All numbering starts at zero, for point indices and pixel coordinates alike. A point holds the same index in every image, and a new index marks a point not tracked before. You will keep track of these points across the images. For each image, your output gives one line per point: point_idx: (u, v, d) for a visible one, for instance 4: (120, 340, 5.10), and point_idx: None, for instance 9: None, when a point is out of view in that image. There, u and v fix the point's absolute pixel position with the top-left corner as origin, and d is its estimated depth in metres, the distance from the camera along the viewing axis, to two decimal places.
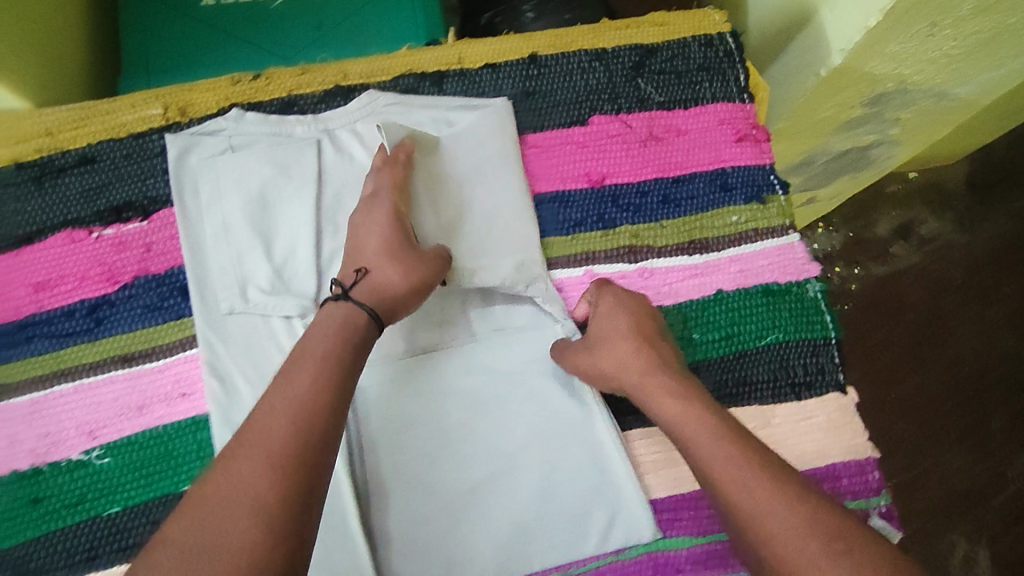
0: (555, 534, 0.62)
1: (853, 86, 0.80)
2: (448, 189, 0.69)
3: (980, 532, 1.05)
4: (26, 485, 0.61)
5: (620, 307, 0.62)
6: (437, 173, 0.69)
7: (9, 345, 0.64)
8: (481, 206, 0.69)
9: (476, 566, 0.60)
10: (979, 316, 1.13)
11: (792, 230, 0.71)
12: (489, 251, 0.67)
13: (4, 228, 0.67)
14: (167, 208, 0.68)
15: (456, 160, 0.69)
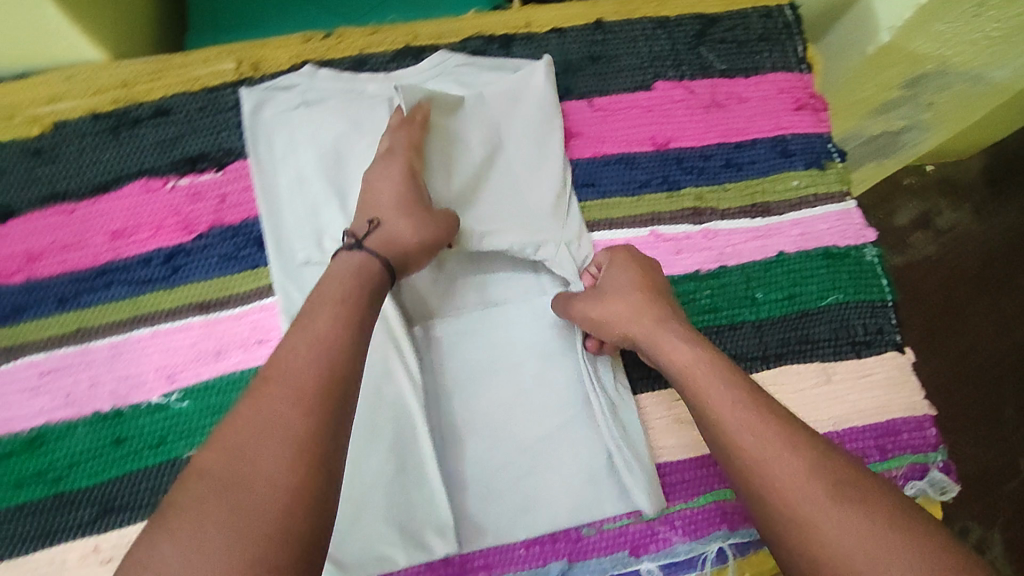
0: (611, 486, 0.62)
1: (898, 62, 0.69)
2: (461, 152, 0.66)
3: (993, 517, 0.95)
4: (108, 426, 0.62)
5: (628, 265, 0.63)
6: (452, 135, 0.66)
7: (88, 290, 0.65)
8: (493, 172, 0.67)
9: (543, 513, 0.62)
10: (1018, 304, 1.03)
11: (849, 197, 0.73)
12: (502, 217, 0.66)
13: (82, 176, 0.67)
14: (241, 160, 0.69)
15: (471, 123, 0.67)
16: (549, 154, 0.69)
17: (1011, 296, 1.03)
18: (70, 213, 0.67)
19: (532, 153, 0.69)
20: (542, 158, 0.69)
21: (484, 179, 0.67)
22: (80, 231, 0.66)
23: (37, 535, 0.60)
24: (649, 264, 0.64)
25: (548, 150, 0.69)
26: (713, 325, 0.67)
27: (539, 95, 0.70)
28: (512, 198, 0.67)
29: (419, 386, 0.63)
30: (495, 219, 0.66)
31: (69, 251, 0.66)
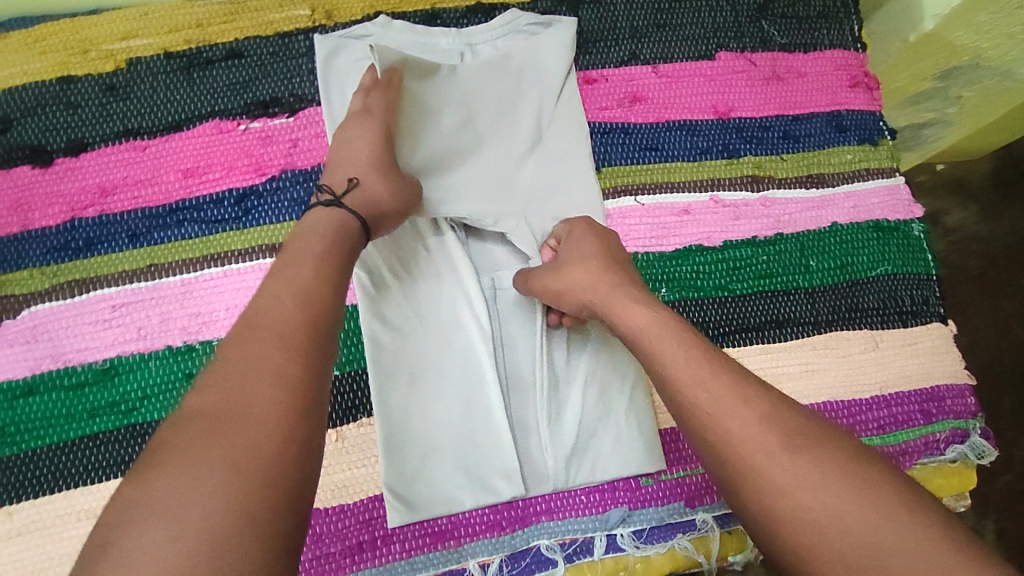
0: (611, 452, 0.63)
1: (937, 52, 0.75)
2: (431, 119, 0.67)
3: (985, 505, 0.97)
4: (179, 360, 0.63)
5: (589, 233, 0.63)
6: (424, 102, 0.67)
7: (160, 227, 0.66)
8: (462, 142, 0.69)
9: (533, 478, 0.62)
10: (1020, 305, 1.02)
11: (899, 173, 0.75)
12: (469, 187, 0.68)
13: (155, 114, 0.68)
14: (313, 107, 0.70)
15: (451, 91, 0.68)
16: (528, 131, 0.71)
17: (1013, 295, 1.03)
18: (143, 149, 0.68)
19: (509, 129, 0.71)
20: (518, 135, 0.71)
21: (458, 148, 0.68)
22: (152, 167, 0.67)
23: (108, 464, 0.60)
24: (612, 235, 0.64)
25: (524, 127, 0.71)
26: (768, 289, 0.69)
27: (530, 65, 0.72)
28: (482, 169, 0.69)
29: (462, 342, 0.64)
30: (463, 190, 0.67)
31: (141, 187, 0.67)
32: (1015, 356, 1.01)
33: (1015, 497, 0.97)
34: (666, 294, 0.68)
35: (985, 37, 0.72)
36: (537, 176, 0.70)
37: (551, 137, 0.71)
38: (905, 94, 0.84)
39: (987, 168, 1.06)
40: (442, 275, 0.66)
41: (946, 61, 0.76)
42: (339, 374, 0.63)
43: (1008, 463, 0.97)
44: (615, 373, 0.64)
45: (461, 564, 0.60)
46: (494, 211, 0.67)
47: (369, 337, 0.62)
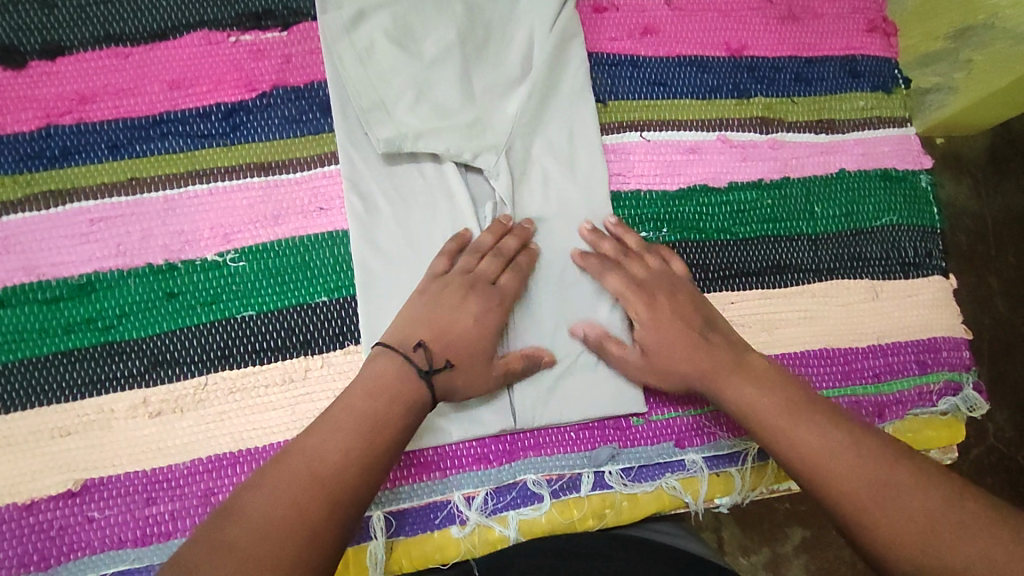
0: (584, 393, 0.60)
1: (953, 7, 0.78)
2: (416, 49, 0.66)
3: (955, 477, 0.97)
4: (160, 279, 0.60)
5: (646, 307, 0.59)
6: (408, 30, 0.66)
7: (143, 139, 0.63)
8: (445, 70, 0.65)
9: (498, 415, 0.59)
10: (1005, 281, 1.02)
11: (910, 123, 0.73)
12: (451, 117, 0.64)
13: (139, 20, 0.65)
14: (308, 22, 0.67)
15: (442, 20, 0.66)
16: (523, 63, 0.67)
17: (999, 270, 1.02)
18: (125, 56, 0.64)
19: (501, 61, 0.67)
20: (512, 67, 0.67)
21: (447, 78, 0.65)
22: (135, 76, 0.64)
23: (84, 382, 0.57)
24: (665, 272, 0.61)
25: (518, 58, 0.67)
26: (771, 234, 0.67)
27: None
28: (473, 100, 0.65)
29: None
30: (448, 119, 0.64)
31: (123, 96, 0.63)
32: (996, 331, 1.01)
33: (984, 469, 0.97)
34: (668, 234, 0.66)
35: None
36: (524, 107, 0.66)
37: (549, 71, 0.67)
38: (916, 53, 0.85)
39: (985, 144, 1.04)
40: (438, 205, 0.63)
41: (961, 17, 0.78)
42: (328, 300, 0.61)
43: (979, 436, 0.98)
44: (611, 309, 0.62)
45: (446, 496, 0.58)
46: (473, 144, 0.63)
47: (360, 267, 0.61)
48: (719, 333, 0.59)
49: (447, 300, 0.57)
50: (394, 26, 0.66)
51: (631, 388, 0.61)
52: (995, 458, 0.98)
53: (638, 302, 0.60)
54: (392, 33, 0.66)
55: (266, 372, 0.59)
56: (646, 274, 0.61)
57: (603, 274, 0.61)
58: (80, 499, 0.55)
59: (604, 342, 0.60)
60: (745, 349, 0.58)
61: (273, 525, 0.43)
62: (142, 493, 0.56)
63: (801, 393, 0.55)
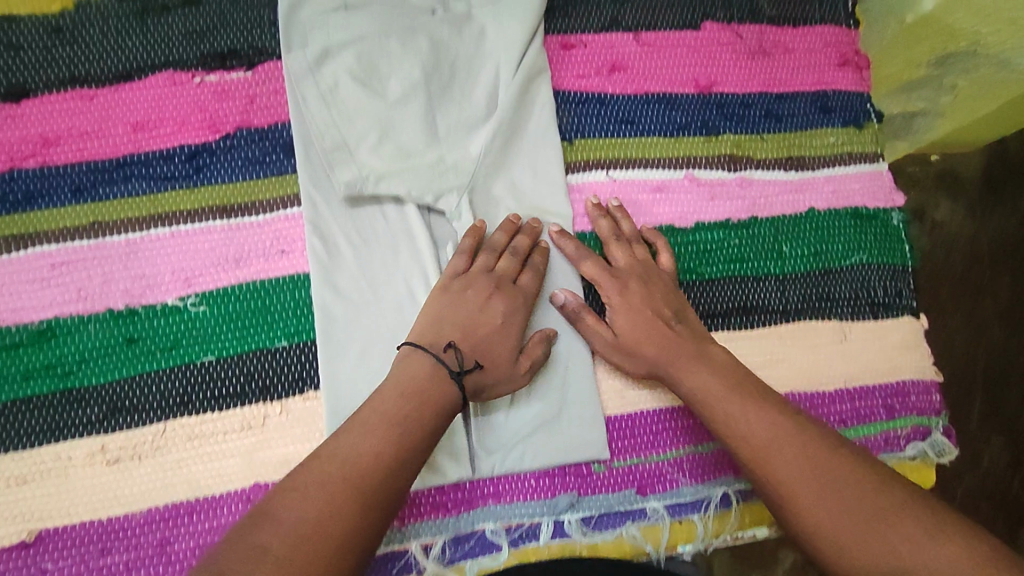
0: (542, 439, 0.60)
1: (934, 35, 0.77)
2: (381, 88, 0.66)
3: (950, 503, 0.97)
4: (120, 325, 0.60)
5: (618, 293, 0.61)
6: (372, 69, 0.66)
7: (106, 182, 0.62)
8: (408, 109, 0.65)
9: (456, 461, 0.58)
10: (1000, 306, 1.01)
11: (882, 159, 0.73)
12: (414, 157, 0.64)
13: (104, 61, 0.65)
14: (273, 62, 0.67)
15: (406, 57, 0.66)
16: (488, 100, 0.67)
17: (995, 295, 1.01)
18: (90, 99, 0.64)
19: (467, 97, 0.67)
20: (476, 104, 0.66)
21: (411, 117, 0.65)
22: (99, 118, 0.64)
23: (43, 430, 0.57)
24: (642, 263, 0.63)
25: (483, 96, 0.67)
26: (738, 274, 0.67)
27: (500, 28, 0.68)
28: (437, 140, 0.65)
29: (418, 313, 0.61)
30: (411, 160, 0.64)
31: (87, 138, 0.63)
32: (991, 356, 1.00)
33: (977, 496, 0.97)
34: None
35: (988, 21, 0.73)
36: (489, 147, 0.65)
37: (514, 108, 0.66)
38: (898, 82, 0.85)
39: (978, 164, 1.03)
40: (400, 247, 0.63)
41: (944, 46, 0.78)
42: (288, 345, 0.61)
43: (974, 463, 0.97)
44: (572, 356, 0.62)
45: (403, 545, 0.58)
46: (435, 186, 0.63)
47: (321, 311, 0.60)
48: (687, 325, 0.61)
49: (471, 302, 0.58)
50: (359, 64, 0.66)
51: (589, 435, 0.60)
52: (989, 486, 0.97)
53: (611, 288, 0.62)
54: (358, 74, 0.65)
55: (225, 419, 0.59)
56: (625, 264, 0.63)
57: (581, 260, 0.63)
58: (34, 550, 0.55)
59: (581, 309, 0.61)
60: (709, 342, 0.60)
61: (318, 507, 0.46)
62: (97, 544, 0.56)
63: (748, 381, 0.57)
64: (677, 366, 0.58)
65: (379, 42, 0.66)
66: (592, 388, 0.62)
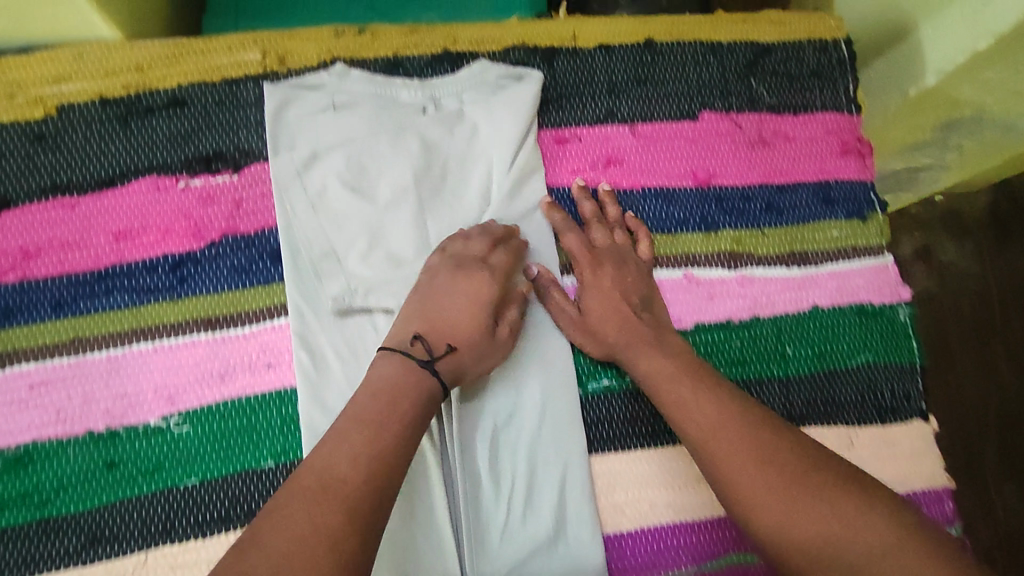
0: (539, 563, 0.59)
1: (938, 105, 0.86)
2: (371, 193, 0.64)
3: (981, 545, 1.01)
4: (101, 448, 0.58)
5: (591, 272, 0.64)
6: (361, 173, 0.64)
7: (87, 295, 0.61)
8: (399, 215, 0.63)
9: None
10: (1010, 347, 1.06)
11: (887, 252, 0.71)
12: (406, 267, 0.62)
13: (86, 167, 0.63)
14: (259, 163, 0.64)
15: (396, 160, 0.64)
16: (480, 205, 0.65)
17: (1004, 339, 1.07)
18: (72, 207, 0.62)
19: (457, 200, 0.65)
20: (468, 210, 0.65)
21: (402, 224, 0.63)
22: (81, 227, 0.62)
23: (21, 562, 0.55)
24: (620, 245, 0.66)
25: (475, 200, 0.65)
26: (740, 378, 0.65)
27: (491, 127, 0.67)
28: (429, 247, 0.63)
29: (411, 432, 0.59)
30: (404, 270, 0.62)
31: (68, 249, 0.61)
32: (1000, 401, 1.05)
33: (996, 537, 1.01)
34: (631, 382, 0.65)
35: (991, 95, 0.81)
36: None
37: (505, 213, 0.65)
38: (903, 143, 0.95)
39: (985, 202, 1.09)
40: None
41: (949, 112, 0.86)
42: (274, 465, 0.59)
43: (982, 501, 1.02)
44: (569, 476, 0.61)
45: None
46: None
47: (309, 432, 0.58)
48: (653, 314, 0.63)
49: (442, 290, 0.59)
50: (348, 168, 0.64)
51: (586, 558, 0.60)
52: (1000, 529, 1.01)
53: (587, 263, 0.64)
54: (347, 179, 0.64)
55: (208, 547, 0.57)
56: (603, 243, 0.65)
57: (565, 232, 0.65)
58: None
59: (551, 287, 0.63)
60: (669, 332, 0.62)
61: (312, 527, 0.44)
62: None
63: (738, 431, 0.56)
64: (635, 352, 0.61)
65: (368, 144, 0.64)
66: (590, 508, 0.61)
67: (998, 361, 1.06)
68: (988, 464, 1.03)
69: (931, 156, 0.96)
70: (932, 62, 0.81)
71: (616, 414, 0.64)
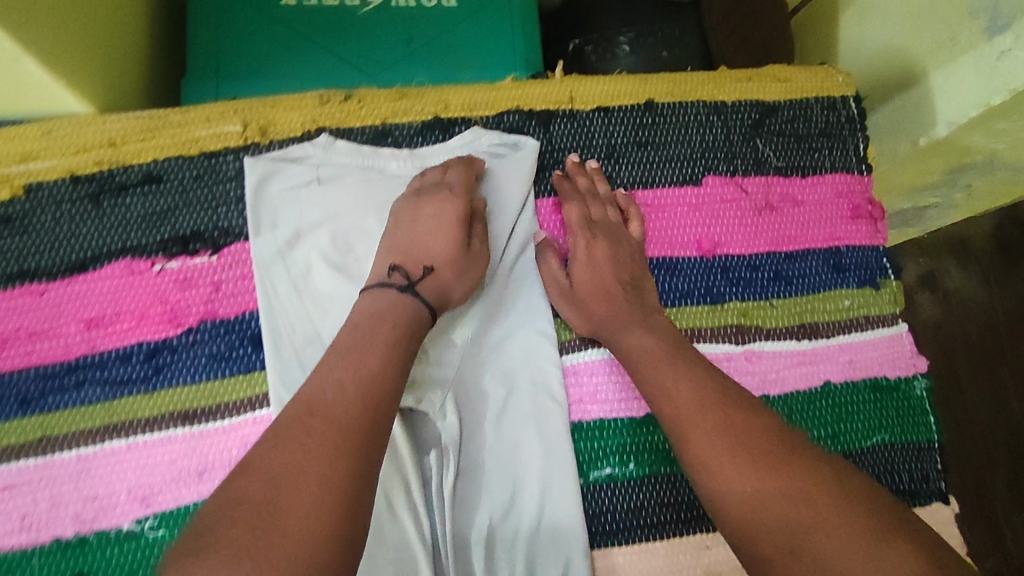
0: None
1: (946, 154, 0.80)
2: (359, 271, 0.60)
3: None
4: (70, 556, 0.55)
5: (585, 243, 0.62)
6: (348, 251, 0.61)
7: (56, 389, 0.57)
8: None
9: None
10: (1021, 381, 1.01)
11: (901, 320, 0.68)
12: None
13: (57, 251, 0.60)
14: (240, 242, 0.61)
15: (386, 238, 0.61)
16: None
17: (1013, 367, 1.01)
18: (40, 294, 0.59)
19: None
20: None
21: None
22: (50, 315, 0.58)
23: None
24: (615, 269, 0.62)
25: None
26: None
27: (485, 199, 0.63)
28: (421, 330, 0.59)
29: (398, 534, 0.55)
30: None
31: (36, 339, 0.58)
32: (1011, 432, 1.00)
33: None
34: (635, 468, 0.61)
35: (1000, 141, 0.74)
36: None
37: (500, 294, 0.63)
38: (913, 185, 0.90)
39: (989, 226, 1.03)
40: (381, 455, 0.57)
41: (958, 159, 0.80)
42: None
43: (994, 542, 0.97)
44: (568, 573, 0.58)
45: None
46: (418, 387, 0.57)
47: None
48: (641, 293, 0.61)
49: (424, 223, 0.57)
50: (333, 246, 0.60)
51: None
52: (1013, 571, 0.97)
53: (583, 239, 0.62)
54: (333, 258, 0.60)
55: None
56: (598, 215, 0.63)
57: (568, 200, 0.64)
58: None
59: (547, 251, 0.63)
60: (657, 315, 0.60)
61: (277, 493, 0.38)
62: None
63: None
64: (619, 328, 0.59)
65: (356, 221, 0.61)
66: None
67: (1009, 394, 1.01)
68: (996, 499, 0.98)
69: (941, 196, 0.92)
70: (943, 113, 0.74)
71: (620, 504, 0.61)
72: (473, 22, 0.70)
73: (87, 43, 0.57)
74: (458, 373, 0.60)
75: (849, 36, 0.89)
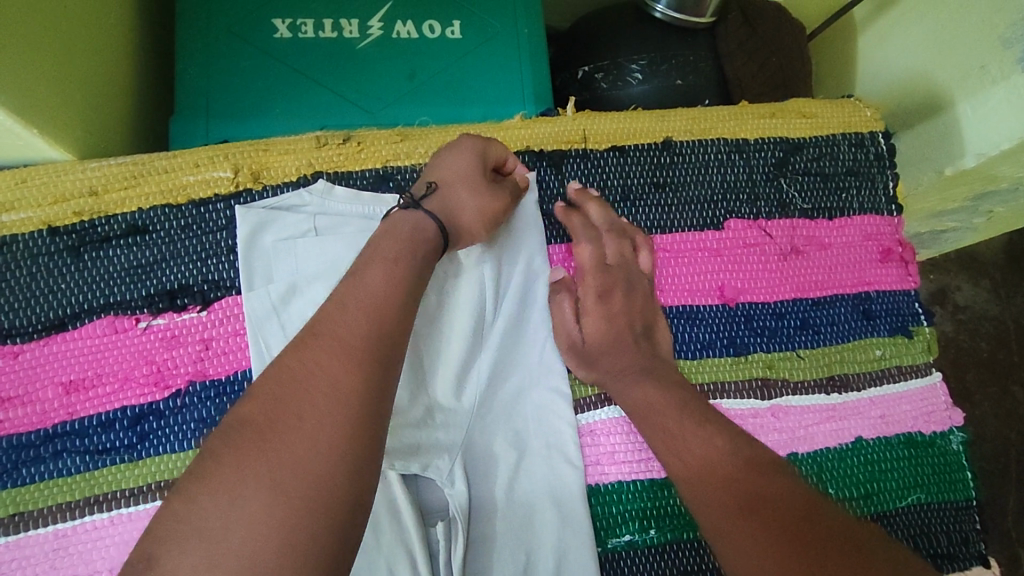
0: None
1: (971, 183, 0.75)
2: None
3: None
4: None
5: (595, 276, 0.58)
6: None
7: (32, 460, 0.53)
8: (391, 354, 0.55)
9: None
10: None
11: (936, 369, 0.64)
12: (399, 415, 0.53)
13: (32, 309, 0.55)
14: (232, 296, 0.57)
15: None
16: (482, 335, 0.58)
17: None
18: (15, 355, 0.54)
19: (423, 301, 0.57)
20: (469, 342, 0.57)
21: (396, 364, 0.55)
22: (25, 379, 0.54)
23: None
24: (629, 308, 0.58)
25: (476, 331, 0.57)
26: None
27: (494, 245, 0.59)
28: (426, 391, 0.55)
29: None
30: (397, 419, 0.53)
31: (10, 406, 0.54)
32: None
33: None
34: (655, 535, 0.57)
35: None
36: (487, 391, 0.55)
37: (508, 344, 0.59)
38: (933, 211, 0.86)
39: (1000, 244, 1.02)
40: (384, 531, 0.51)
41: (983, 186, 0.76)
42: None
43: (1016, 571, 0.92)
44: None
45: None
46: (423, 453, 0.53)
47: None
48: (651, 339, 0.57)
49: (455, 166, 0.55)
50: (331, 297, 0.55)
51: None
52: None
53: (593, 284, 0.59)
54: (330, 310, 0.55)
55: None
56: (610, 246, 0.59)
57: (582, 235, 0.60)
58: None
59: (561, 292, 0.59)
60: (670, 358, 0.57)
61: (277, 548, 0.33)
62: None
63: None
64: (626, 380, 0.55)
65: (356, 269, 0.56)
66: None
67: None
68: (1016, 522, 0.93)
69: (962, 220, 0.87)
70: (970, 143, 0.69)
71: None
72: (476, 54, 0.67)
73: (68, 84, 0.53)
74: (466, 436, 0.56)
75: (866, 57, 0.85)
